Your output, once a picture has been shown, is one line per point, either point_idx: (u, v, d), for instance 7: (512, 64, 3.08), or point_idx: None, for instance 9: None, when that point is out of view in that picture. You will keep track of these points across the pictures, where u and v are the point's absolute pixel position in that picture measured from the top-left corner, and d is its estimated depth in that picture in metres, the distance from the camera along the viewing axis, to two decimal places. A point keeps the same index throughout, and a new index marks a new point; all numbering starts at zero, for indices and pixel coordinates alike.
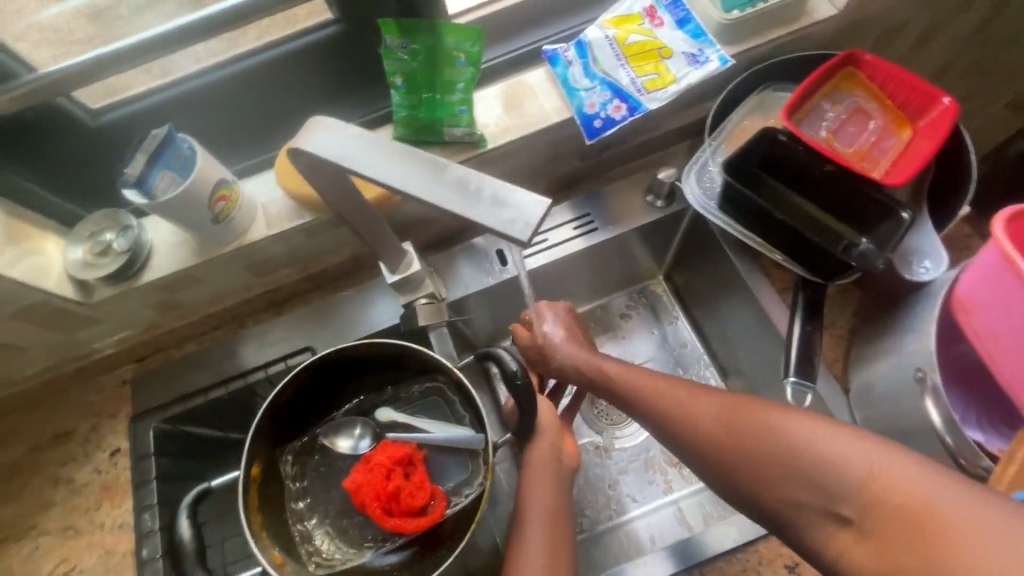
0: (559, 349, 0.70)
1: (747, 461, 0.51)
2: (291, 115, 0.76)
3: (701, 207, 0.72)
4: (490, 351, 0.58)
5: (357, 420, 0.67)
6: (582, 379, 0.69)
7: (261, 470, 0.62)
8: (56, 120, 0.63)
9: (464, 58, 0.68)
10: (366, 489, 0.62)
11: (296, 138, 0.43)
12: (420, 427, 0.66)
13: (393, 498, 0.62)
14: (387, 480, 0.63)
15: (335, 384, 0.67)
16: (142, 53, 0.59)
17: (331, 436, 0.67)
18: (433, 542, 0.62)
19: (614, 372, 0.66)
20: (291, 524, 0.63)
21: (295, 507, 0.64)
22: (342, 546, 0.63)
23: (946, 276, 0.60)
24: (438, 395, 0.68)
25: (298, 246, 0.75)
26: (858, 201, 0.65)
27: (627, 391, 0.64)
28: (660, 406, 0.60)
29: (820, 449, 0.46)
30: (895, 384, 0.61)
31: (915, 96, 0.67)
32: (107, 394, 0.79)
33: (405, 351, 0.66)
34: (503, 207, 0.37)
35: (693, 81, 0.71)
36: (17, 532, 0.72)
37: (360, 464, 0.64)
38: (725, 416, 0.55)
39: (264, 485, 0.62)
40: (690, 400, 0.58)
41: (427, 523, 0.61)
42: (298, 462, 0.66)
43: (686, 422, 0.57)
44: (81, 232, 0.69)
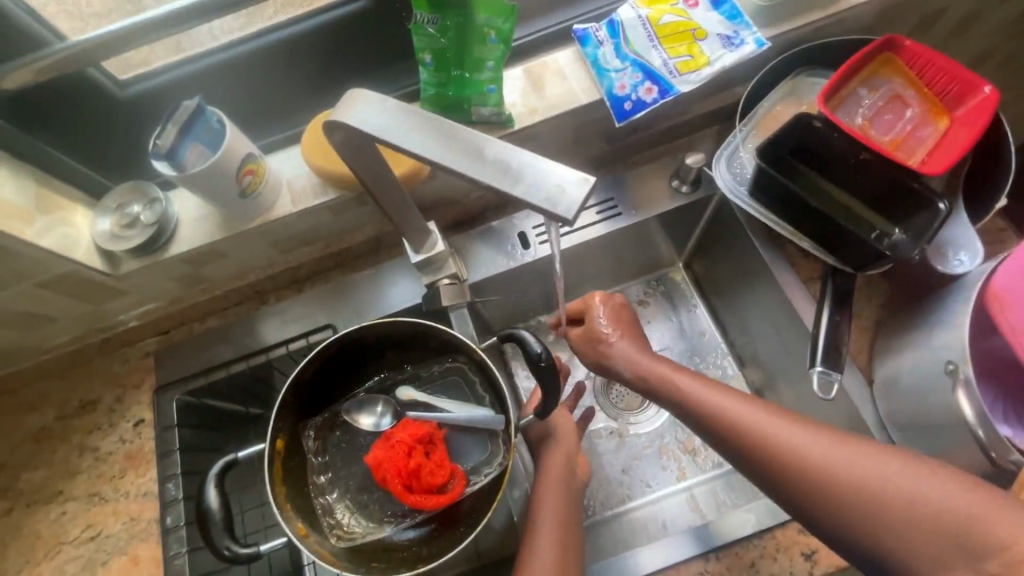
0: (614, 344, 0.68)
1: (799, 477, 0.50)
2: (317, 90, 0.75)
3: (731, 192, 0.71)
4: (513, 333, 0.59)
5: (379, 398, 0.68)
6: (626, 378, 0.66)
7: (284, 443, 0.63)
8: (86, 90, 0.63)
9: (495, 35, 0.63)
10: (388, 466, 0.63)
11: (334, 110, 0.43)
12: (440, 407, 0.67)
13: (414, 475, 0.63)
14: (409, 457, 0.64)
15: (357, 361, 0.68)
16: (168, 27, 0.58)
17: (355, 412, 0.67)
18: (452, 520, 0.61)
19: (665, 375, 0.62)
20: (313, 497, 0.63)
21: (316, 480, 0.64)
22: (363, 521, 0.64)
23: (980, 268, 0.59)
24: (459, 375, 0.68)
25: (322, 224, 0.76)
26: (895, 190, 0.63)
27: (673, 392, 0.61)
28: (709, 412, 0.57)
29: (875, 473, 0.47)
30: (923, 375, 0.60)
31: (954, 84, 0.66)
32: (131, 365, 0.80)
33: (428, 331, 0.65)
34: (547, 185, 0.37)
35: (727, 63, 0.70)
36: (44, 497, 0.73)
37: (381, 441, 0.66)
38: (813, 443, 0.50)
39: (286, 459, 0.62)
40: (737, 407, 0.56)
41: (446, 501, 0.61)
42: (320, 437, 0.66)
43: (733, 430, 0.55)
44: (108, 204, 0.69)
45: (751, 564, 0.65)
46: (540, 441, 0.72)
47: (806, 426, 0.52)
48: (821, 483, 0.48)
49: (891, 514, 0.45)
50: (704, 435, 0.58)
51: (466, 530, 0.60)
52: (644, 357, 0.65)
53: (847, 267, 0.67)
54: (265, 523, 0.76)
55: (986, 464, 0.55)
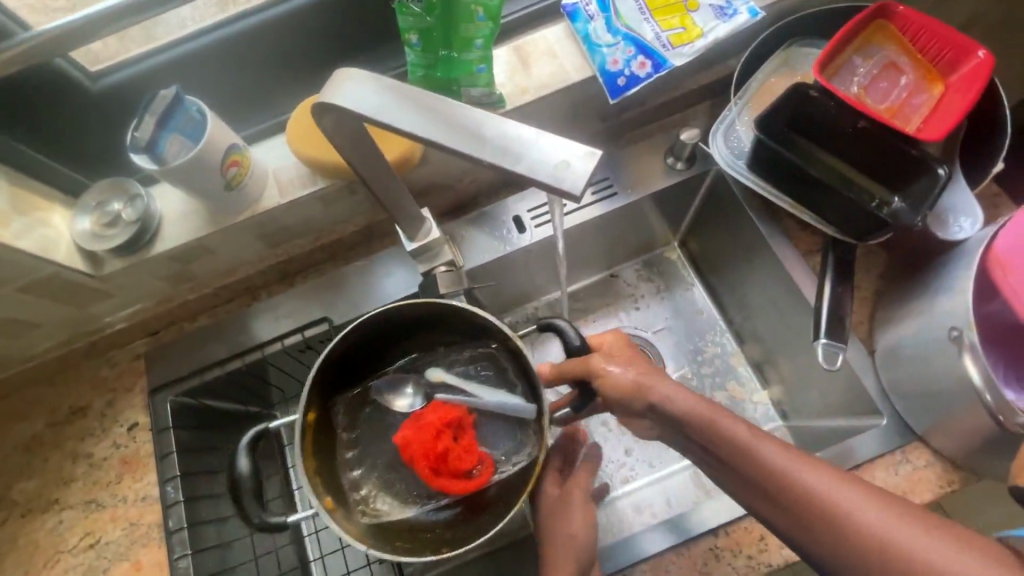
0: (662, 383, 0.56)
1: (796, 518, 0.45)
2: (300, 78, 0.73)
3: (729, 166, 0.70)
4: (552, 323, 0.57)
5: (409, 379, 0.64)
6: (658, 414, 0.55)
7: (313, 415, 0.58)
8: (56, 83, 0.60)
9: (482, 12, 0.59)
10: (416, 447, 0.59)
11: (323, 92, 0.41)
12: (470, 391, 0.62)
13: (442, 459, 0.59)
14: (437, 440, 0.59)
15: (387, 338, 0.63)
16: (138, 12, 0.55)
17: (386, 392, 0.63)
18: (476, 503, 0.58)
19: (703, 406, 0.52)
20: (341, 471, 0.59)
21: (345, 455, 0.60)
22: (388, 498, 0.59)
23: (980, 234, 0.59)
24: (491, 359, 0.63)
25: (311, 215, 0.74)
26: (893, 158, 0.63)
27: (706, 428, 0.51)
28: (727, 445, 0.49)
29: (878, 527, 0.42)
30: (928, 342, 0.60)
31: (948, 49, 0.65)
32: (121, 368, 0.78)
33: (460, 312, 0.60)
34: (550, 163, 0.36)
35: (721, 34, 0.69)
36: (39, 506, 0.72)
37: (409, 420, 0.61)
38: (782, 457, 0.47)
39: (315, 432, 0.58)
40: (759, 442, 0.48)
41: (472, 487, 0.58)
42: (350, 412, 0.62)
43: (731, 455, 0.49)
44: (87, 202, 0.66)
45: (761, 538, 0.64)
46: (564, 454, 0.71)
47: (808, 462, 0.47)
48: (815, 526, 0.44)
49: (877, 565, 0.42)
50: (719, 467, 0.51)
51: (491, 516, 0.57)
52: (683, 393, 0.54)
53: (848, 237, 0.66)
54: (271, 521, 0.76)
55: (992, 428, 0.55)
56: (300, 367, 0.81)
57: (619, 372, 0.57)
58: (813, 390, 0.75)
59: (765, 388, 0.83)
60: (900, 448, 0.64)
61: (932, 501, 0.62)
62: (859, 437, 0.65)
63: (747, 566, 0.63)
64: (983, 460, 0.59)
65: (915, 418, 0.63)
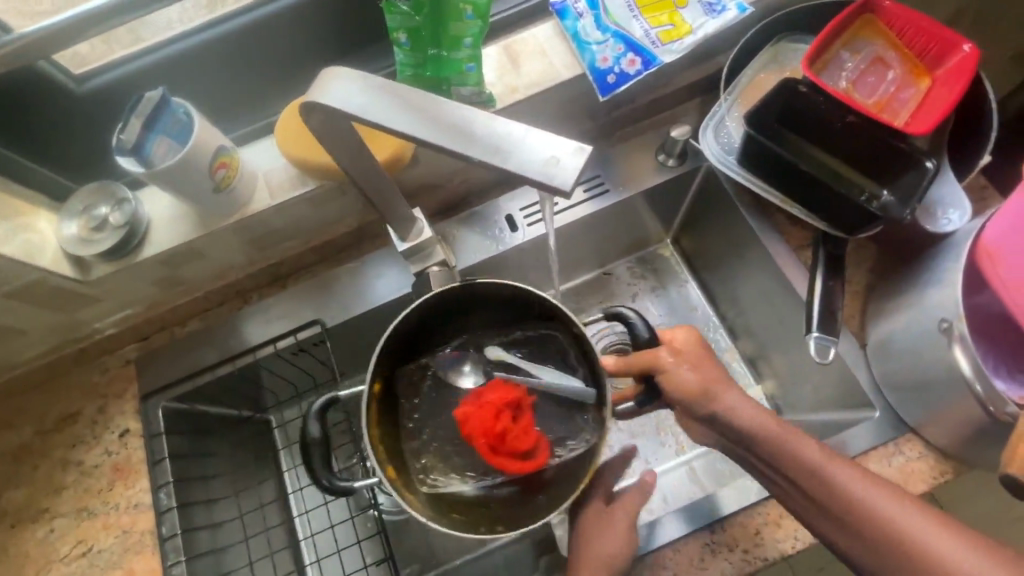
0: (729, 392, 0.58)
1: (846, 523, 0.50)
2: (288, 78, 0.73)
3: (720, 162, 0.70)
4: (619, 312, 0.59)
5: (467, 355, 0.62)
6: (721, 425, 0.58)
7: (380, 386, 0.58)
8: (40, 86, 0.59)
9: (471, 10, 0.59)
10: (474, 423, 0.59)
11: (310, 91, 0.41)
12: (527, 371, 0.61)
13: (500, 438, 0.58)
14: (495, 420, 0.59)
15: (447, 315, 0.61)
16: (122, 12, 0.54)
17: (443, 364, 0.62)
18: (531, 483, 0.56)
19: (768, 422, 0.56)
20: (403, 439, 0.59)
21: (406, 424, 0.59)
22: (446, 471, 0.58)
23: (967, 226, 0.60)
24: (552, 343, 0.61)
25: (302, 217, 0.73)
26: (882, 151, 0.64)
27: (768, 442, 0.55)
28: (785, 457, 0.54)
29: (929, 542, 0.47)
30: (917, 334, 0.60)
31: (934, 43, 0.66)
32: (111, 374, 0.77)
33: (526, 296, 0.59)
34: (541, 160, 0.35)
35: (710, 31, 0.69)
36: (29, 516, 0.71)
37: (468, 397, 0.61)
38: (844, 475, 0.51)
39: (381, 404, 0.58)
40: (825, 461, 0.52)
41: (529, 468, 0.56)
42: (410, 382, 0.60)
43: (795, 471, 0.53)
44: (74, 206, 0.65)
45: (757, 532, 0.64)
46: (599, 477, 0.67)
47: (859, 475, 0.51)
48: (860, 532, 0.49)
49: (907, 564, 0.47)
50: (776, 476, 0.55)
51: (546, 498, 0.55)
52: (748, 406, 0.57)
53: (838, 231, 0.66)
54: (266, 525, 0.76)
55: (982, 419, 0.55)
56: (294, 369, 0.80)
57: (686, 372, 0.58)
58: (806, 384, 0.76)
59: (758, 383, 0.84)
60: (893, 440, 0.65)
61: (925, 492, 0.63)
62: (852, 430, 0.65)
63: (743, 561, 0.63)
64: (973, 451, 0.60)
65: (907, 410, 0.64)
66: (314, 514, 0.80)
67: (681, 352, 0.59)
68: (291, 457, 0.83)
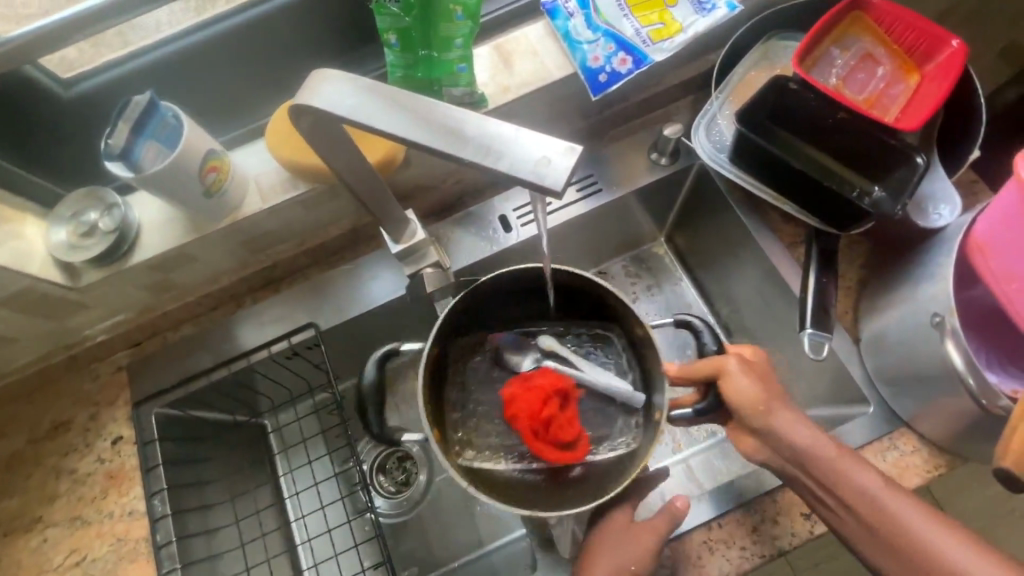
0: (780, 412, 0.56)
1: (886, 549, 0.48)
2: (279, 80, 0.72)
3: (712, 160, 0.71)
4: (687, 318, 0.64)
5: (525, 341, 0.67)
6: (768, 441, 0.57)
7: (436, 356, 0.60)
8: (27, 91, 0.59)
9: (461, 11, 0.60)
10: (522, 405, 0.62)
11: (298, 94, 0.40)
12: (579, 366, 0.64)
13: (545, 424, 0.60)
14: (543, 406, 0.61)
15: (516, 299, 0.65)
16: (122, 11, 0.54)
17: (501, 346, 0.66)
18: (561, 473, 0.59)
19: (804, 436, 0.54)
20: (446, 408, 0.64)
21: (451, 397, 0.65)
22: (484, 446, 0.63)
23: (959, 220, 0.60)
24: (604, 343, 0.66)
25: (294, 219, 0.72)
26: (873, 148, 0.64)
27: (813, 460, 0.53)
28: (832, 477, 0.52)
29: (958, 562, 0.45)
30: (909, 328, 0.60)
31: (923, 40, 0.66)
32: (103, 381, 0.77)
33: (593, 291, 0.62)
34: (531, 160, 0.35)
35: (700, 29, 0.69)
36: (21, 525, 0.70)
37: (517, 378, 0.64)
38: (873, 488, 0.50)
39: (435, 372, 0.61)
40: (858, 474, 0.51)
41: (568, 459, 0.59)
42: (463, 357, 0.66)
43: (828, 485, 0.52)
44: (62, 212, 0.65)
45: (754, 529, 0.65)
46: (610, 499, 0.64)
47: (910, 500, 0.49)
48: (902, 560, 0.47)
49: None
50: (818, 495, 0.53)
51: (573, 487, 0.57)
52: (798, 425, 0.55)
53: (829, 227, 0.67)
54: (262, 531, 0.76)
55: (975, 412, 0.56)
56: (287, 373, 0.80)
57: (748, 385, 0.57)
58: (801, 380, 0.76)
59: None
60: (887, 435, 0.65)
61: (920, 486, 0.63)
62: (847, 425, 0.66)
63: (741, 557, 0.64)
64: (967, 444, 0.60)
65: (901, 405, 0.64)
66: (311, 519, 0.80)
67: (750, 365, 0.59)
68: (287, 461, 0.83)
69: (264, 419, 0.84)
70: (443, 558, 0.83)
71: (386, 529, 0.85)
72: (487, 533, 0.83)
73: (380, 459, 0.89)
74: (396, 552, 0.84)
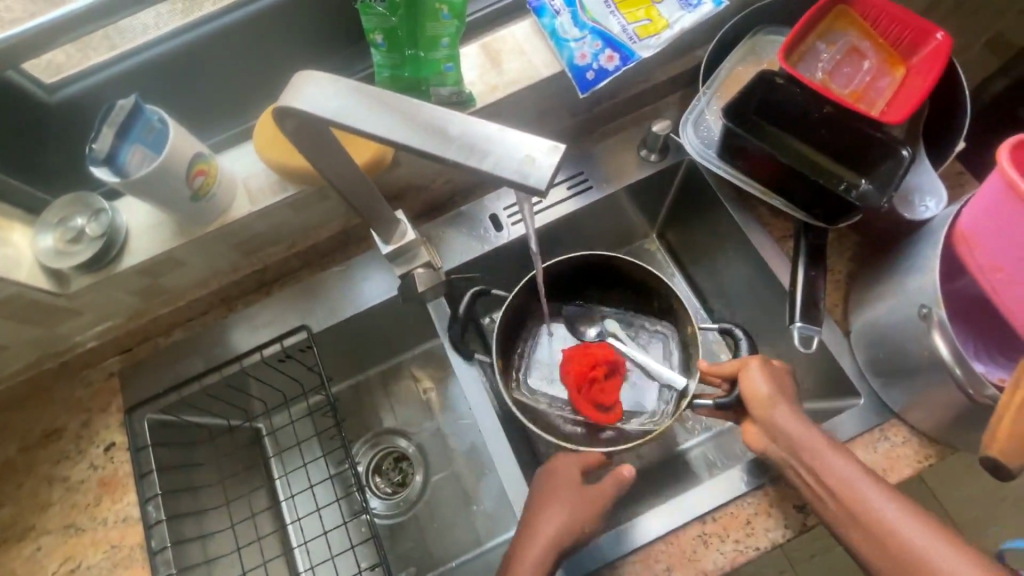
0: (781, 408, 0.57)
1: (850, 523, 0.49)
2: (266, 82, 0.72)
3: (700, 155, 0.71)
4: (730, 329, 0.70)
5: (592, 315, 0.83)
6: (765, 434, 0.58)
7: (515, 308, 0.75)
8: (11, 97, 0.58)
9: (447, 10, 0.60)
10: (572, 366, 0.75)
11: (282, 97, 0.40)
12: (633, 350, 0.80)
13: (589, 388, 0.74)
14: (591, 368, 0.74)
15: (595, 279, 0.81)
16: (111, 12, 0.54)
17: (571, 313, 0.83)
18: (597, 431, 0.75)
19: (794, 425, 0.55)
20: (515, 352, 0.80)
21: (523, 347, 0.81)
22: (541, 389, 0.79)
23: (944, 212, 0.60)
24: (660, 338, 0.80)
25: (283, 222, 0.72)
26: (860, 141, 0.64)
27: (803, 450, 0.54)
28: (816, 467, 0.52)
29: (911, 538, 0.45)
30: (898, 320, 0.61)
31: (908, 33, 0.66)
32: (95, 388, 0.76)
33: (656, 287, 0.78)
34: (516, 158, 0.35)
35: (686, 25, 0.69)
36: (15, 534, 0.69)
37: (579, 345, 0.79)
38: (843, 469, 0.51)
39: (514, 319, 0.77)
40: (832, 456, 0.52)
41: (603, 419, 0.73)
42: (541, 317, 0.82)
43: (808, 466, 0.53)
44: (49, 219, 0.64)
45: (748, 521, 0.65)
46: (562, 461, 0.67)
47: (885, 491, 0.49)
48: (884, 550, 0.46)
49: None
50: (808, 488, 0.53)
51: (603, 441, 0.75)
52: (792, 417, 0.56)
53: (819, 221, 0.67)
54: (258, 534, 0.76)
55: (964, 402, 0.56)
56: (278, 376, 0.80)
57: (764, 383, 0.59)
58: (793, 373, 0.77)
59: None
60: (878, 426, 0.66)
61: (911, 477, 0.64)
62: (839, 418, 0.66)
63: (735, 550, 0.64)
64: (956, 434, 0.61)
65: (891, 396, 0.65)
66: (307, 521, 0.80)
67: (770, 369, 0.61)
68: (282, 464, 0.83)
69: (258, 422, 0.84)
70: (440, 557, 0.83)
71: (383, 530, 0.85)
72: (484, 531, 0.84)
73: (376, 461, 0.89)
74: (393, 552, 0.84)
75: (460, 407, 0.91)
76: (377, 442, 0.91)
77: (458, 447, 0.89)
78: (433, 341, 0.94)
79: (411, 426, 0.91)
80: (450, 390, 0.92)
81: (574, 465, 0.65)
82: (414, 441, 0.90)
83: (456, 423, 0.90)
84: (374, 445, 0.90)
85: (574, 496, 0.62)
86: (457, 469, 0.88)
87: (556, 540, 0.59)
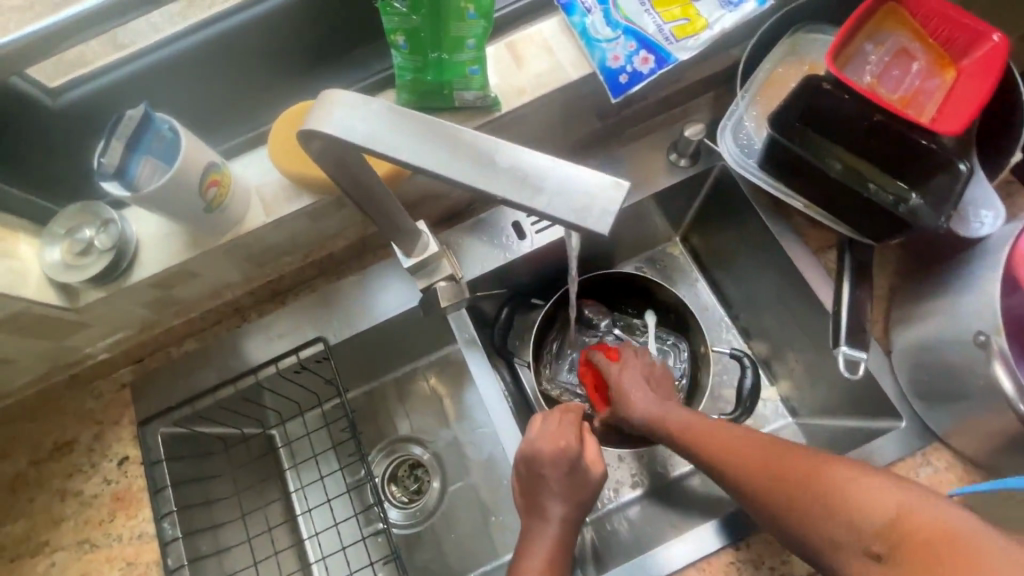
0: (631, 389, 0.68)
1: (700, 456, 0.58)
2: (279, 83, 0.68)
3: (739, 164, 0.67)
4: (741, 358, 0.76)
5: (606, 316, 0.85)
6: (681, 447, 0.60)
7: (550, 313, 0.81)
8: (15, 104, 0.55)
9: (473, 9, 0.56)
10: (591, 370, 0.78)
11: (308, 119, 0.38)
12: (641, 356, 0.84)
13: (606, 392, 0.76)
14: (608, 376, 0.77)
15: (619, 287, 0.84)
16: (120, 13, 0.50)
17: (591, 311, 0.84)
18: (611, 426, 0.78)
19: (637, 395, 0.67)
20: (545, 349, 0.83)
21: (551, 347, 0.84)
22: (564, 381, 0.83)
23: (1006, 229, 0.56)
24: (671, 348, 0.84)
25: (299, 231, 0.69)
26: (909, 152, 0.60)
27: (710, 445, 0.58)
28: (742, 463, 0.54)
29: (729, 442, 0.56)
30: (948, 345, 0.58)
31: (961, 32, 0.62)
32: (107, 400, 0.74)
33: (675, 308, 0.82)
34: (575, 195, 0.32)
35: (727, 25, 0.65)
36: (28, 549, 0.68)
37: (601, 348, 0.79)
38: (679, 416, 0.63)
39: (548, 322, 0.81)
40: (673, 411, 0.63)
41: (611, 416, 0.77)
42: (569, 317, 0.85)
43: (660, 425, 0.63)
44: (56, 230, 0.61)
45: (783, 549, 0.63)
46: (556, 436, 0.64)
47: (761, 440, 0.55)
48: (744, 471, 0.54)
49: (874, 543, 0.44)
50: (721, 471, 0.56)
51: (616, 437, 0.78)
52: (707, 424, 0.60)
53: (865, 238, 0.64)
54: (276, 549, 0.74)
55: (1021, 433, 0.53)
56: (292, 387, 0.78)
57: (624, 376, 0.70)
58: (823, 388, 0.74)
59: (773, 384, 0.82)
60: (920, 450, 0.63)
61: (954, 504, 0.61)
62: (878, 441, 0.64)
63: None
64: (1006, 461, 0.58)
65: (935, 419, 0.62)
66: (324, 535, 0.79)
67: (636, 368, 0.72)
68: (298, 477, 0.81)
69: (273, 430, 0.82)
70: (459, 571, 0.81)
71: (400, 541, 0.84)
72: (501, 542, 0.82)
73: (392, 469, 0.87)
74: (411, 564, 0.83)
75: (477, 416, 0.89)
76: (392, 450, 0.89)
77: (475, 456, 0.87)
78: (450, 347, 0.91)
79: (426, 434, 0.89)
80: (467, 399, 0.90)
81: (573, 444, 0.63)
82: (430, 448, 0.88)
83: (474, 433, 0.88)
84: (390, 452, 0.89)
85: (568, 493, 0.62)
86: (474, 479, 0.86)
87: (568, 524, 0.61)
